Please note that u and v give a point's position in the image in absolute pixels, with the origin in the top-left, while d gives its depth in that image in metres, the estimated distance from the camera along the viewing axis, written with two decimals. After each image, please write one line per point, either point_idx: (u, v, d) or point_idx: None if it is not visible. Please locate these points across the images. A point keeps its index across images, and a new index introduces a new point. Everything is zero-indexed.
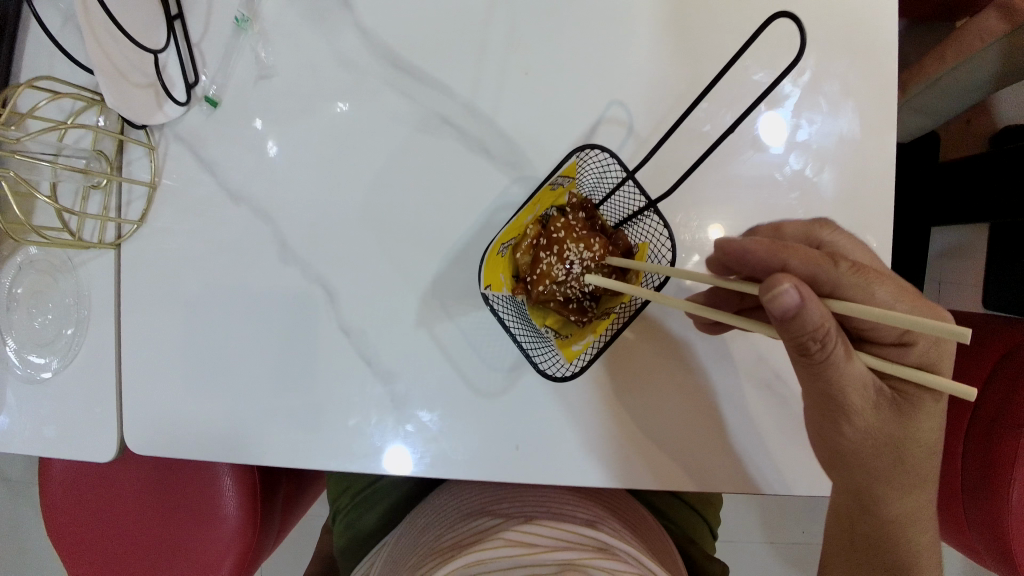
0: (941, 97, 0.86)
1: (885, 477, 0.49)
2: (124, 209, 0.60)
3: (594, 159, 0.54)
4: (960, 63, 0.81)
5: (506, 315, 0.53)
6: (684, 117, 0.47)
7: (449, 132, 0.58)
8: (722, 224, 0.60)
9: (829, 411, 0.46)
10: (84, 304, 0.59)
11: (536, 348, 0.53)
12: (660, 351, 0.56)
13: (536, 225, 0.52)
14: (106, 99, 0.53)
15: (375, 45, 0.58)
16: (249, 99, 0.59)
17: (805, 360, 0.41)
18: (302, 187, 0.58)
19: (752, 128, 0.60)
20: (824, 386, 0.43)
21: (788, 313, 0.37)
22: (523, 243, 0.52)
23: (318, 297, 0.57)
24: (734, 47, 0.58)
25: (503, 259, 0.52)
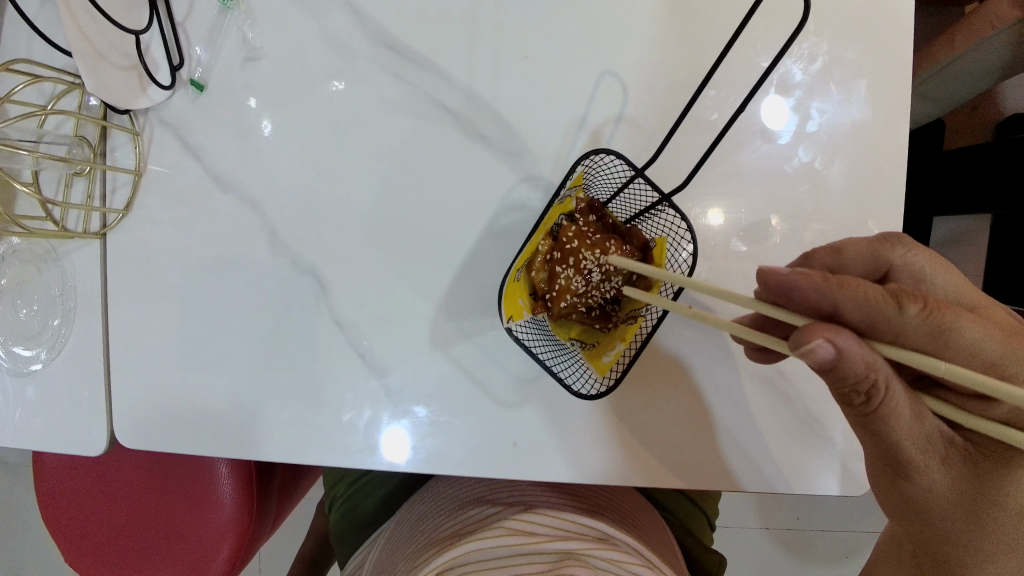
0: (949, 84, 0.84)
1: (967, 544, 0.47)
2: (110, 197, 0.58)
3: (600, 162, 0.53)
4: (969, 51, 0.79)
5: (528, 339, 0.52)
6: (694, 103, 0.45)
7: (446, 119, 0.56)
8: (723, 210, 0.58)
9: (888, 467, 0.46)
10: (69, 295, 0.58)
11: (560, 364, 0.53)
12: (678, 360, 0.55)
13: (549, 242, 0.51)
14: (84, 82, 0.52)
15: (367, 25, 0.56)
16: (236, 82, 0.57)
17: (858, 412, 0.41)
18: (293, 175, 0.57)
19: (760, 118, 0.58)
20: (881, 444, 0.43)
21: (828, 366, 0.36)
22: (535, 261, 0.51)
23: (311, 289, 0.56)
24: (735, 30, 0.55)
25: (520, 283, 0.51)
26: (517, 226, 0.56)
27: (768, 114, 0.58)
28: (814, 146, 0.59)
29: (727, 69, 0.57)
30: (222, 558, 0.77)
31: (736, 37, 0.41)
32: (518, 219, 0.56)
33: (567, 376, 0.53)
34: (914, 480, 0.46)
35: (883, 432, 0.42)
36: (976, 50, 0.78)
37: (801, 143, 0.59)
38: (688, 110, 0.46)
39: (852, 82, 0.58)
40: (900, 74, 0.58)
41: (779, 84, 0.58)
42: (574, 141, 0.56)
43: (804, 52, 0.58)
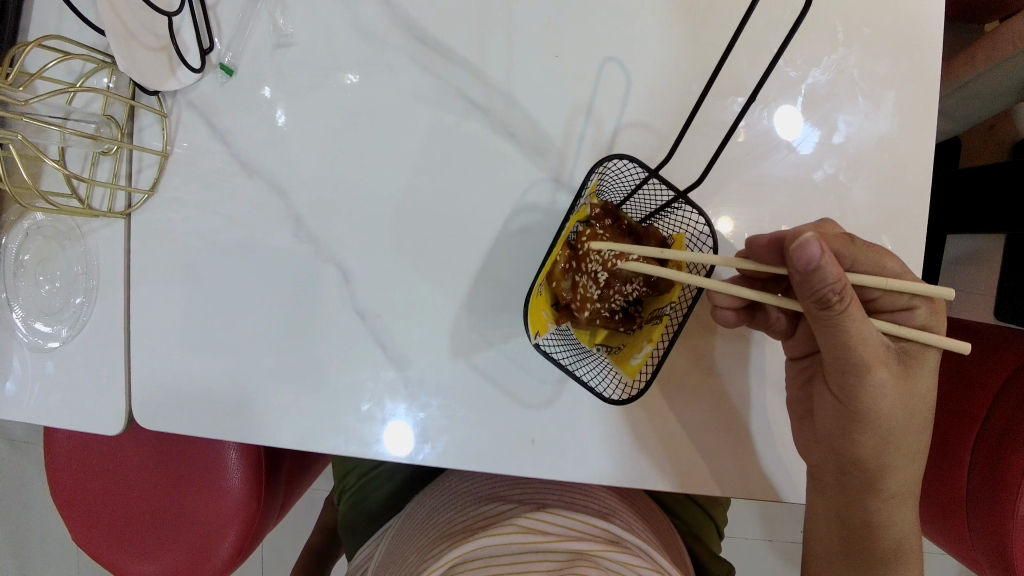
0: (970, 99, 0.85)
1: (892, 451, 0.50)
2: (135, 177, 0.58)
3: (615, 166, 0.52)
4: (989, 69, 0.79)
5: (557, 352, 0.52)
6: (701, 103, 0.47)
7: (474, 113, 0.56)
8: (733, 219, 0.59)
9: (845, 375, 0.47)
10: (93, 273, 0.58)
11: (584, 370, 0.52)
12: (696, 365, 0.55)
13: (567, 252, 0.50)
14: (117, 62, 0.52)
15: (399, 16, 0.56)
16: (265, 68, 0.57)
17: (824, 319, 0.44)
18: (320, 162, 0.56)
19: (783, 127, 0.58)
20: (839, 350, 0.45)
21: (810, 266, 0.41)
22: (555, 272, 0.50)
23: (332, 278, 0.56)
24: (735, 23, 0.55)
25: (542, 296, 0.50)
26: (542, 224, 0.55)
27: (791, 123, 0.58)
28: (838, 157, 0.59)
29: (754, 77, 0.57)
30: (228, 544, 0.77)
31: (745, 22, 0.43)
32: (543, 216, 0.56)
33: (593, 382, 0.52)
34: (868, 391, 0.47)
35: (839, 335, 0.44)
36: (994, 69, 0.79)
37: (828, 155, 0.59)
38: (694, 111, 0.47)
39: (882, 94, 0.58)
40: (931, 90, 0.58)
41: (806, 95, 0.58)
42: (601, 142, 0.56)
43: (833, 62, 0.58)
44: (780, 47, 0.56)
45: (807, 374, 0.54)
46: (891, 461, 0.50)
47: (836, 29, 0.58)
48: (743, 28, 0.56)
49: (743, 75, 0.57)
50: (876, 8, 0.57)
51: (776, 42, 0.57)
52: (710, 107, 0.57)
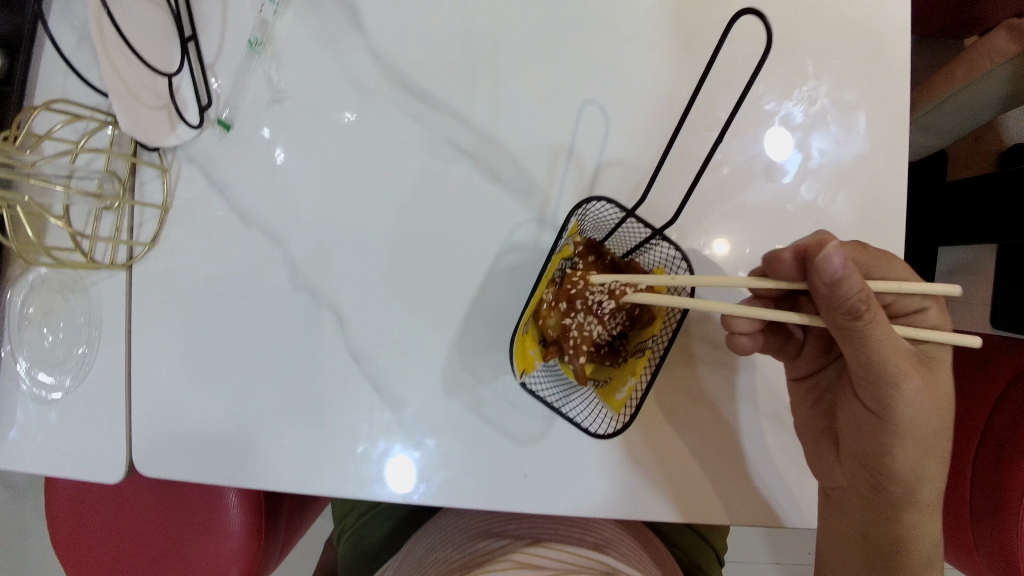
0: (951, 116, 0.88)
1: (926, 461, 0.50)
2: (136, 230, 0.60)
3: (596, 209, 0.55)
4: (971, 83, 0.84)
5: (546, 390, 0.54)
6: (677, 134, 0.48)
7: (461, 157, 0.58)
8: (728, 242, 0.61)
9: (876, 385, 0.47)
10: (95, 323, 0.60)
11: (573, 406, 0.54)
12: (682, 396, 0.57)
13: (552, 290, 0.52)
14: (119, 121, 0.54)
15: (387, 69, 0.59)
16: (260, 121, 0.59)
17: (850, 329, 0.45)
18: (313, 208, 0.58)
19: (770, 149, 0.61)
20: (868, 359, 0.46)
21: (835, 276, 0.42)
22: (541, 311, 0.52)
23: (327, 321, 0.57)
24: (705, 57, 0.59)
25: (529, 334, 0.52)
26: (529, 263, 0.57)
27: (781, 144, 0.60)
28: (815, 183, 0.61)
29: (727, 107, 0.60)
30: None
31: (705, 76, 0.44)
32: (529, 254, 0.57)
33: (578, 417, 0.54)
34: (903, 400, 0.47)
35: (867, 347, 0.45)
36: (979, 80, 0.84)
37: (805, 180, 0.61)
38: (666, 154, 0.49)
39: (854, 120, 0.60)
40: (900, 115, 0.60)
41: (781, 124, 0.61)
42: (583, 180, 0.58)
43: (808, 92, 0.60)
44: (751, 76, 0.59)
45: (816, 393, 0.56)
46: (925, 473, 0.50)
47: (805, 62, 0.60)
48: (714, 61, 0.59)
49: (716, 106, 0.60)
50: (844, 42, 0.60)
51: (747, 72, 0.59)
52: (687, 137, 0.60)
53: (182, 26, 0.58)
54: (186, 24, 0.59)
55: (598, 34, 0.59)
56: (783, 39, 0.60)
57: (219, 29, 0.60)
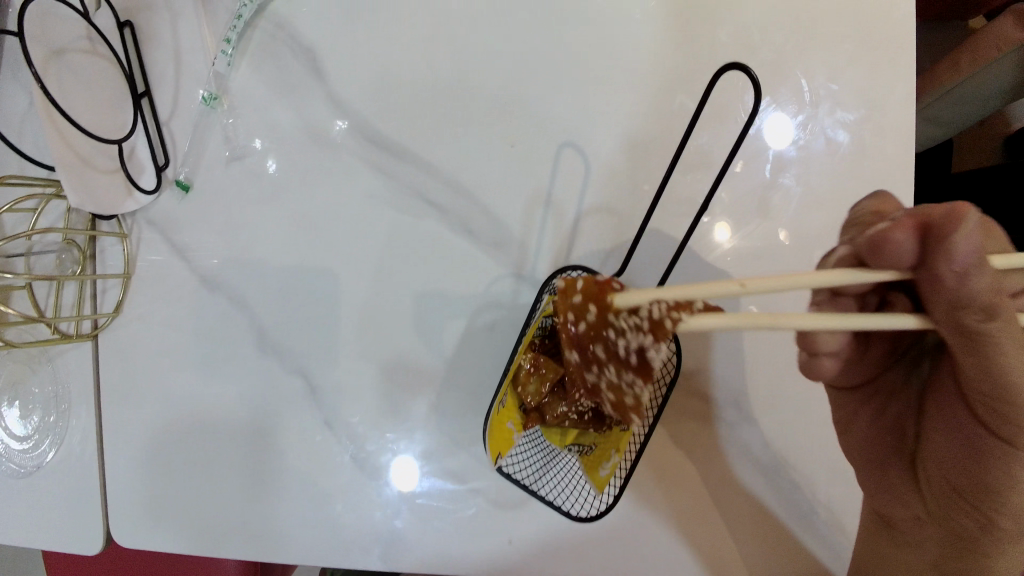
0: (953, 107, 0.80)
1: None
2: (101, 299, 0.58)
3: (576, 277, 0.52)
4: (975, 73, 0.75)
5: (528, 458, 0.53)
6: (657, 202, 0.45)
7: (432, 212, 0.55)
8: (730, 226, 0.57)
9: (994, 401, 0.38)
10: (64, 395, 0.58)
11: (556, 474, 0.53)
12: (668, 450, 0.55)
13: (531, 355, 0.50)
14: (70, 198, 0.51)
15: (350, 120, 0.56)
16: (220, 180, 0.57)
17: (972, 331, 0.34)
18: (279, 271, 0.56)
19: (772, 135, 0.57)
20: (988, 366, 0.36)
21: (969, 260, 0.31)
22: (520, 380, 0.50)
23: (300, 388, 0.55)
24: (694, 99, 0.55)
25: (508, 406, 0.50)
26: (507, 320, 0.55)
27: (781, 129, 0.57)
28: (810, 218, 0.57)
29: (722, 150, 0.56)
30: None
31: (692, 125, 0.41)
32: (507, 312, 0.55)
33: (555, 498, 0.53)
34: None
35: (994, 353, 0.35)
36: (985, 70, 0.75)
37: (798, 217, 0.57)
38: (644, 223, 0.46)
39: (849, 151, 0.57)
40: (900, 142, 0.56)
41: (774, 162, 0.57)
42: (562, 230, 0.55)
43: (797, 121, 0.57)
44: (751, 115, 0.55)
45: (875, 403, 0.49)
46: None
47: (793, 90, 0.57)
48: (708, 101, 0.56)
49: (708, 147, 0.56)
50: (836, 63, 0.56)
51: (747, 113, 0.55)
52: (677, 181, 0.56)
53: (133, 82, 0.56)
54: (139, 78, 0.57)
55: (571, 73, 0.55)
56: (771, 67, 0.56)
57: (174, 85, 0.57)
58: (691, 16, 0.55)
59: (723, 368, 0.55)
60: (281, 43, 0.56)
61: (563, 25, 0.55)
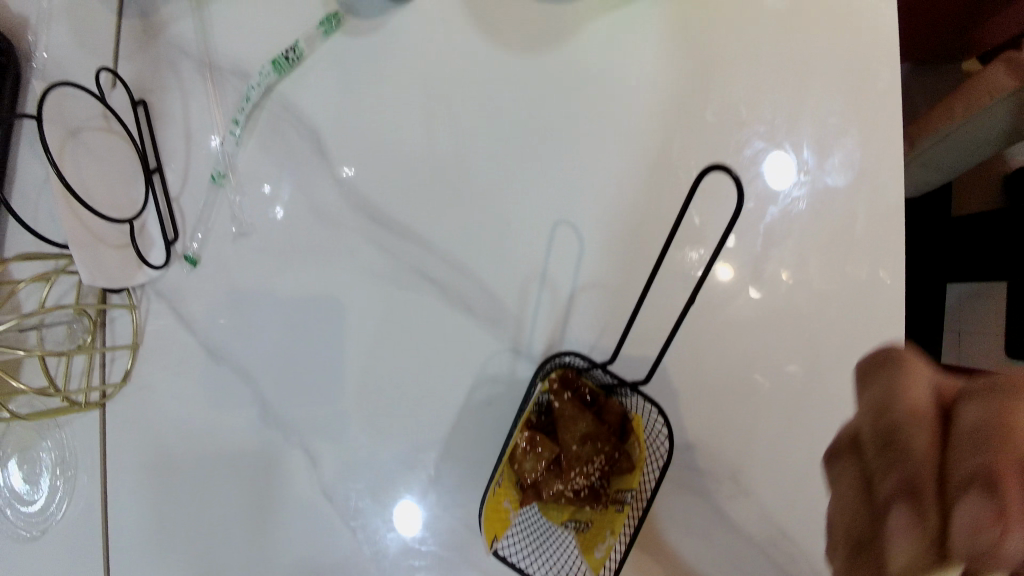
0: (948, 154, 0.84)
1: None
2: (109, 368, 0.59)
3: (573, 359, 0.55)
4: (968, 119, 0.79)
5: (522, 537, 0.54)
6: (649, 289, 0.44)
7: (431, 288, 0.57)
8: (732, 263, 0.58)
9: None
10: (70, 463, 0.59)
11: (552, 554, 0.54)
12: (667, 517, 0.58)
13: (526, 433, 0.52)
14: (82, 274, 0.54)
15: (353, 198, 0.57)
16: (226, 255, 0.58)
17: None
18: (283, 344, 0.57)
19: (772, 175, 0.58)
20: None
21: None
22: (516, 459, 0.52)
23: (301, 459, 0.57)
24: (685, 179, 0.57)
25: (505, 483, 0.53)
26: (504, 395, 0.56)
27: (781, 170, 0.58)
28: (802, 291, 0.58)
29: (717, 231, 0.57)
30: None
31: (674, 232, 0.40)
32: (504, 387, 0.56)
33: None
34: None
35: None
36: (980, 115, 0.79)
37: (790, 291, 0.58)
38: (635, 312, 0.46)
39: (842, 225, 0.57)
40: (892, 218, 0.57)
41: (764, 237, 0.58)
42: (557, 306, 0.56)
43: (787, 195, 0.58)
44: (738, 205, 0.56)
45: None
46: None
47: (785, 168, 0.58)
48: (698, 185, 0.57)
49: (703, 227, 0.57)
50: (825, 140, 0.58)
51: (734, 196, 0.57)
52: (672, 260, 0.57)
53: (146, 160, 0.58)
54: (151, 156, 0.60)
55: (567, 152, 0.57)
56: (760, 146, 0.58)
57: (184, 162, 0.60)
58: (682, 99, 0.57)
59: (718, 441, 0.58)
60: (288, 122, 0.58)
61: (559, 106, 0.57)
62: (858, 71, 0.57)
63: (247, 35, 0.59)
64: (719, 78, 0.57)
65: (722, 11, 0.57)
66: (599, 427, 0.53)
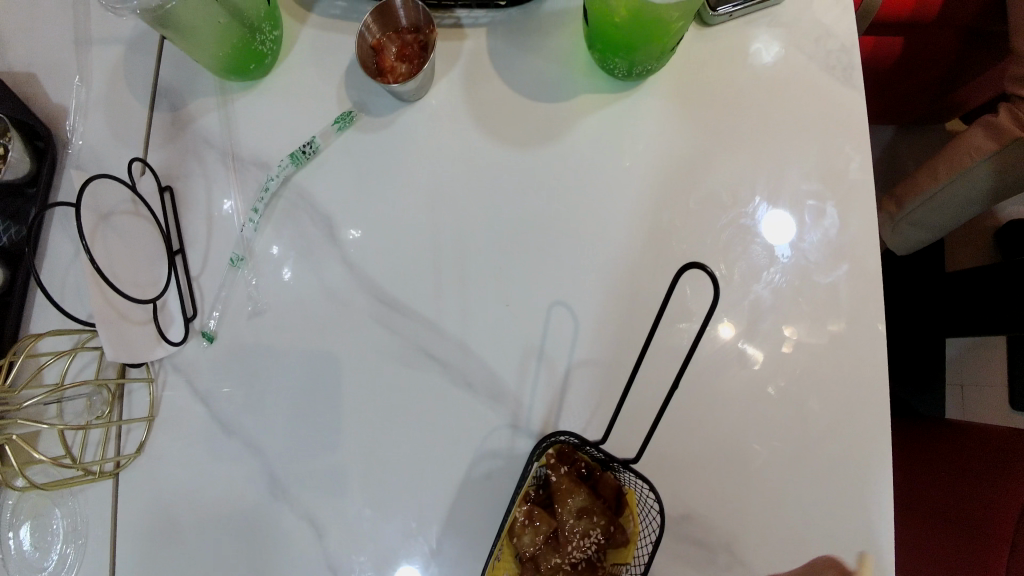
0: (936, 214, 0.88)
1: None
2: (124, 439, 0.62)
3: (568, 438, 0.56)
4: (953, 180, 0.84)
5: None
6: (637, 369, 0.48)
7: (433, 364, 0.60)
8: (734, 321, 0.60)
9: None
10: (81, 533, 0.61)
11: None
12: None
13: (523, 507, 0.54)
14: (107, 351, 0.58)
15: (361, 279, 0.62)
16: (242, 332, 0.62)
17: None
18: (292, 417, 0.60)
19: (763, 239, 0.61)
20: None
21: None
22: (515, 533, 0.53)
23: (305, 530, 0.59)
24: (671, 261, 0.61)
25: (504, 557, 0.54)
26: (502, 468, 0.59)
27: (777, 228, 0.61)
28: (789, 366, 0.60)
29: (702, 306, 0.60)
30: None
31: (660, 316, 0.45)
32: (502, 461, 0.59)
33: None
34: None
35: None
36: (962, 178, 0.83)
37: (777, 365, 0.60)
38: (627, 387, 0.50)
39: (826, 302, 0.60)
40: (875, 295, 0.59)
41: (750, 311, 0.60)
42: (553, 382, 0.59)
43: (768, 273, 0.60)
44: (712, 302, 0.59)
45: None
46: None
47: (769, 248, 0.61)
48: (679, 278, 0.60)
49: (689, 302, 0.60)
50: (806, 221, 0.61)
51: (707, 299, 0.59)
52: (659, 337, 0.60)
53: (170, 242, 0.63)
54: (175, 238, 0.64)
55: (560, 238, 0.61)
56: (742, 228, 0.61)
57: (205, 244, 0.64)
58: (668, 188, 0.62)
59: (710, 512, 0.59)
60: (303, 209, 0.63)
61: (554, 194, 0.62)
62: (832, 158, 0.61)
63: (268, 129, 0.64)
64: (702, 168, 0.62)
65: (703, 108, 0.62)
66: (595, 501, 0.54)
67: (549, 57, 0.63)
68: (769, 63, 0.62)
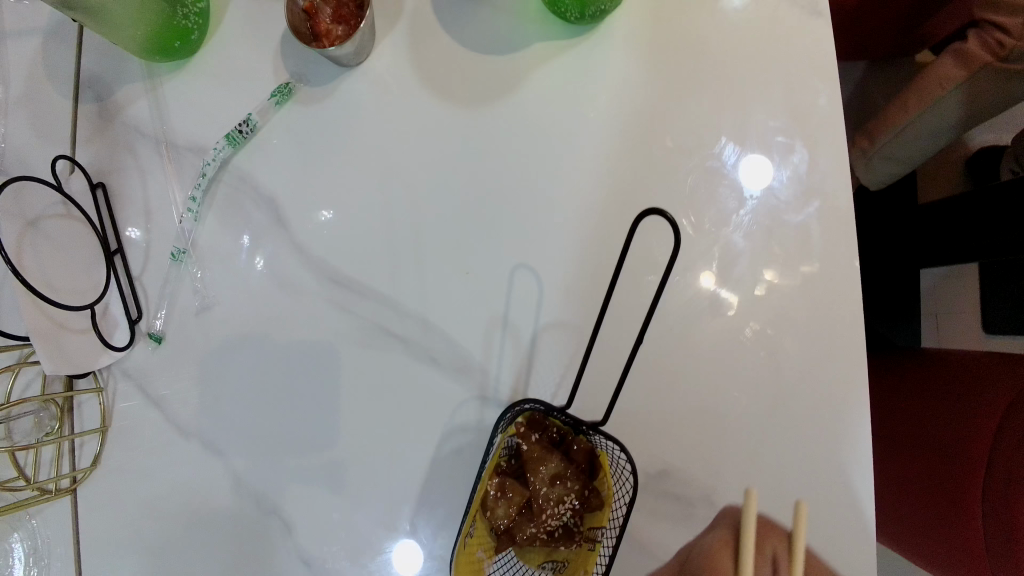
0: (908, 147, 0.86)
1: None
2: (79, 454, 0.59)
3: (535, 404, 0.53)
4: (925, 111, 0.82)
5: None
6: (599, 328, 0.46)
7: (396, 344, 0.57)
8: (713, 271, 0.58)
9: None
10: (42, 556, 0.58)
11: None
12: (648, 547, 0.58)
13: (495, 480, 0.52)
14: (45, 365, 0.55)
15: (311, 261, 0.59)
16: (192, 331, 0.59)
17: None
18: (252, 413, 0.58)
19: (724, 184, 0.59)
20: None
21: None
22: (487, 507, 0.51)
23: (276, 527, 0.56)
24: (632, 214, 0.58)
25: (479, 531, 0.52)
26: (476, 444, 0.56)
27: (745, 172, 0.59)
28: (764, 312, 0.58)
29: (666, 253, 0.57)
30: None
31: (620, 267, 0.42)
32: (474, 437, 0.56)
33: None
34: None
35: None
36: (932, 109, 0.81)
37: (752, 312, 0.58)
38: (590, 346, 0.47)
39: (793, 242, 0.58)
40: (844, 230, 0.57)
41: (718, 259, 0.58)
42: (521, 351, 0.57)
43: (734, 218, 0.58)
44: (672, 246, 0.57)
45: None
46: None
47: (732, 192, 0.58)
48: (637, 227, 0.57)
49: (653, 252, 0.57)
50: (768, 160, 0.59)
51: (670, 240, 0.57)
52: (626, 295, 0.58)
53: (106, 242, 0.59)
54: (111, 237, 0.60)
55: (516, 201, 0.59)
56: (704, 173, 0.59)
57: (144, 242, 0.60)
58: (627, 139, 0.59)
59: (693, 467, 0.57)
60: (244, 195, 0.60)
61: (506, 156, 0.59)
62: (792, 92, 0.59)
63: (202, 114, 0.60)
64: (657, 115, 0.59)
65: (655, 52, 0.59)
66: (568, 466, 0.52)
67: (490, 12, 0.60)
68: (740, 8, 0.59)
